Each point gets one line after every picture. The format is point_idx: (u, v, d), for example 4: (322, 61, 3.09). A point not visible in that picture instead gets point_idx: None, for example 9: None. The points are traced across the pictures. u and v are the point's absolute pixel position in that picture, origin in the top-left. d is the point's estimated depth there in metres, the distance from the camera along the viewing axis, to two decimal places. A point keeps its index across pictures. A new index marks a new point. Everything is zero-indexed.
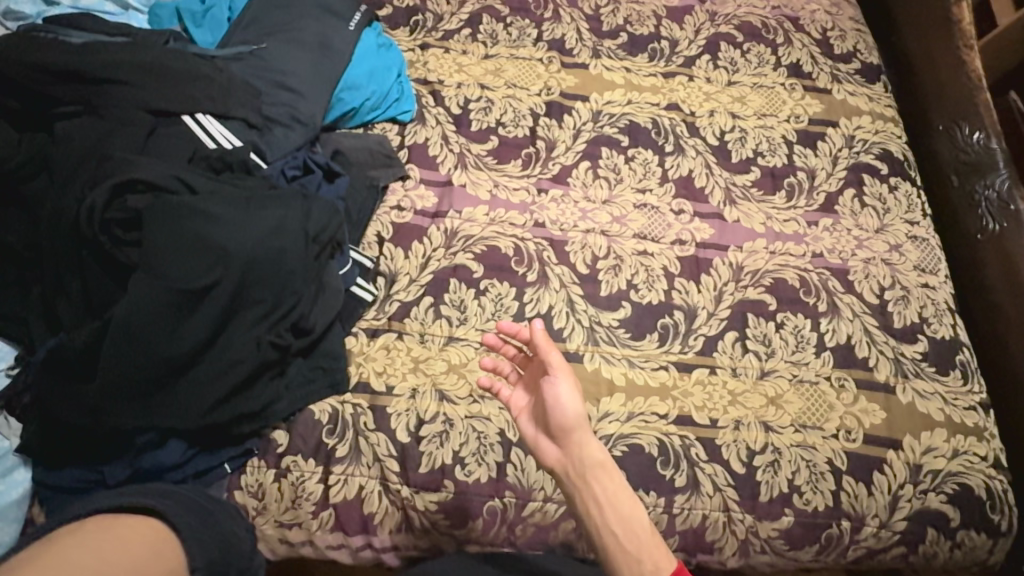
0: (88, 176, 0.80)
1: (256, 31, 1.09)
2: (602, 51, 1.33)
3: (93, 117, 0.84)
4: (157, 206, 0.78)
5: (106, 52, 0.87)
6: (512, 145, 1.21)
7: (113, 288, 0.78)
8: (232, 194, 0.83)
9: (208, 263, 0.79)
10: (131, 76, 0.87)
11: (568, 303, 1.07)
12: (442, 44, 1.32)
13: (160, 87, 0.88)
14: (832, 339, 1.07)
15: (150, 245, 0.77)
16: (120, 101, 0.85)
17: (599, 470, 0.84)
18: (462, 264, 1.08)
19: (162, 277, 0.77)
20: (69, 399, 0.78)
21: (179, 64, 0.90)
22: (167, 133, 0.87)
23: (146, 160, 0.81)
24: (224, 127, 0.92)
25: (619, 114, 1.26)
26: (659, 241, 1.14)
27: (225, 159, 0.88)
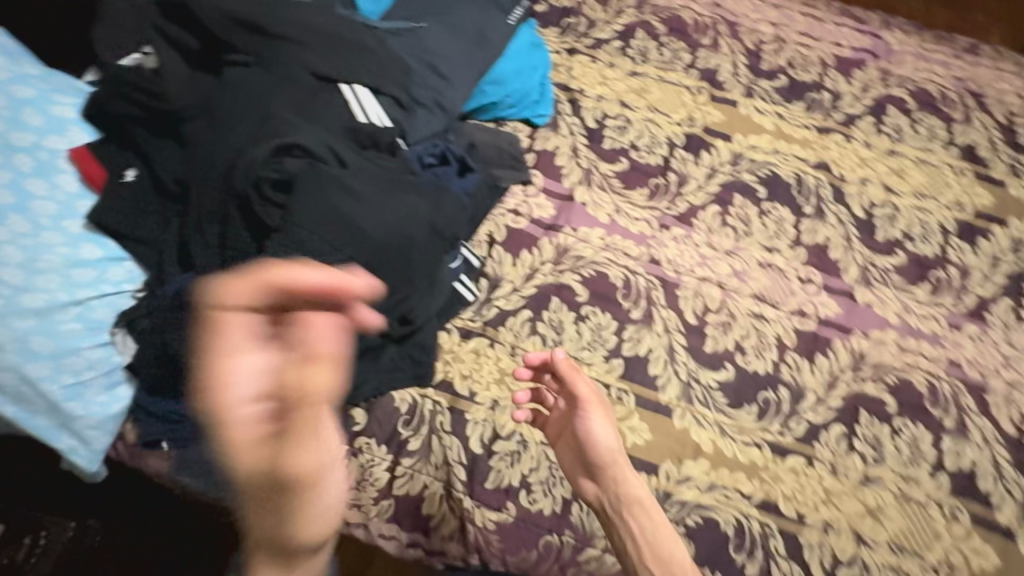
0: (249, 129, 0.80)
1: (418, 7, 1.08)
2: (756, 90, 1.25)
3: (260, 69, 0.85)
4: (308, 175, 0.77)
5: (286, 9, 0.88)
6: (642, 171, 1.15)
7: (247, 243, 0.79)
8: (376, 174, 0.82)
9: (342, 241, 0.77)
10: (304, 37, 0.87)
11: (669, 350, 1.01)
12: (590, 52, 1.28)
13: (328, 51, 0.88)
14: (953, 461, 0.96)
15: (292, 211, 0.76)
16: (287, 58, 0.86)
17: (638, 506, 0.86)
18: (567, 284, 1.04)
19: (297, 246, 0.75)
20: (189, 338, 0.80)
21: (349, 32, 0.90)
22: (324, 98, 0.86)
23: (304, 125, 0.81)
24: (377, 102, 0.91)
25: (761, 162, 1.18)
26: (778, 307, 1.06)
27: (374, 135, 0.86)
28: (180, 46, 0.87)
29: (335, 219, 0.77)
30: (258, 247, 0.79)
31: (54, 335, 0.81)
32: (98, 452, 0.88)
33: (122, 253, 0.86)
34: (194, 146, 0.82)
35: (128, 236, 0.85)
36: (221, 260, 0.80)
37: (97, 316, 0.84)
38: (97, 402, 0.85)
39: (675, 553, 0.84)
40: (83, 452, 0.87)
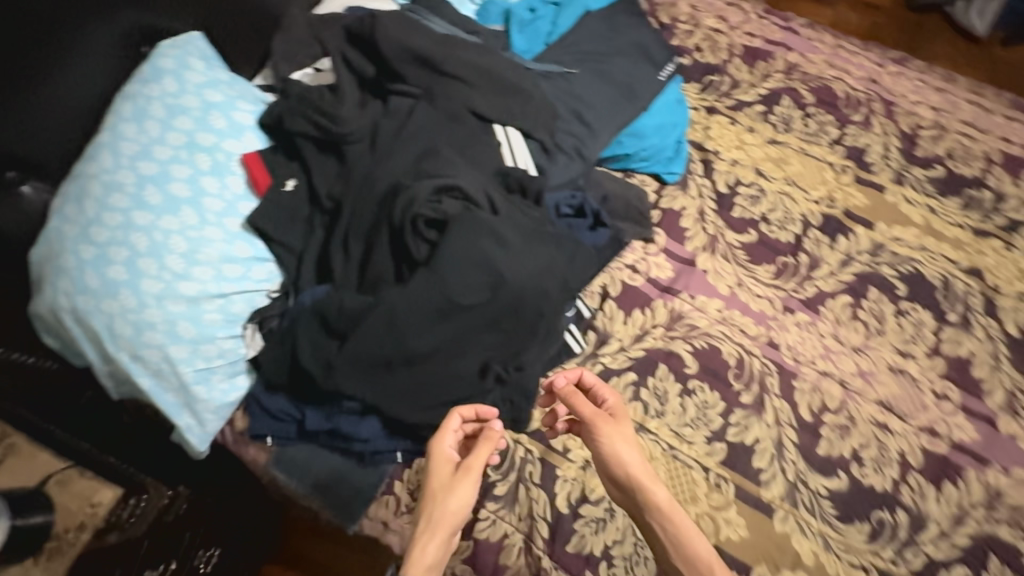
0: (410, 163, 0.85)
1: (571, 53, 1.09)
2: (907, 178, 1.16)
3: (426, 103, 0.89)
4: (464, 218, 0.81)
5: (457, 47, 0.91)
6: (771, 247, 1.10)
7: (391, 270, 0.83)
8: (523, 224, 0.85)
9: (482, 285, 0.81)
10: (471, 77, 0.90)
11: (777, 444, 0.95)
12: (730, 113, 1.24)
13: (490, 93, 0.91)
14: None
15: (444, 250, 0.80)
16: (452, 95, 0.89)
17: (659, 509, 0.85)
18: (677, 353, 1.00)
19: (441, 284, 0.80)
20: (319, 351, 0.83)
21: (511, 75, 0.92)
22: (479, 138, 0.89)
23: (464, 166, 0.85)
24: (526, 147, 0.92)
25: (903, 256, 1.09)
26: (905, 420, 0.97)
27: (522, 182, 0.88)
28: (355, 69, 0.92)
29: (479, 263, 0.81)
30: (401, 275, 0.83)
31: (197, 322, 0.87)
32: (208, 435, 0.92)
33: (266, 254, 0.91)
34: (356, 169, 0.87)
35: (276, 239, 0.89)
36: (361, 280, 0.85)
37: (235, 309, 0.89)
38: (219, 388, 0.90)
39: (703, 552, 0.83)
40: (195, 433, 0.91)
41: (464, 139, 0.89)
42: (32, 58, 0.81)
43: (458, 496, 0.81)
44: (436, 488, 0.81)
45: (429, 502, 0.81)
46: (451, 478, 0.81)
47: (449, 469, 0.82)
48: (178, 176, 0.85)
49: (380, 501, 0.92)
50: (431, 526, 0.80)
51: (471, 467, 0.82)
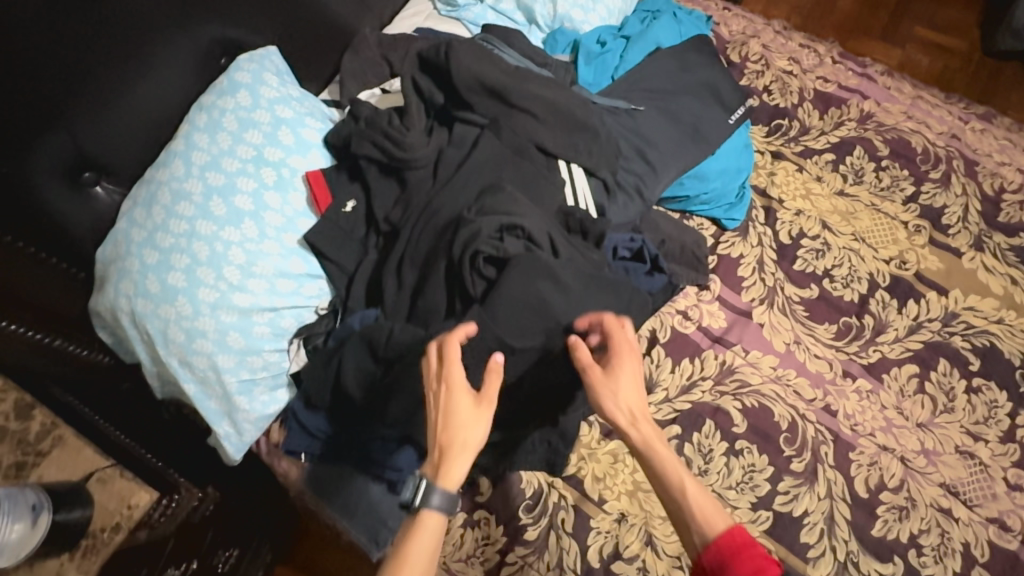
0: (472, 196, 0.84)
1: (639, 90, 1.07)
2: (986, 244, 1.09)
3: (492, 135, 0.87)
4: (526, 260, 0.78)
5: (528, 81, 0.89)
6: (833, 305, 1.04)
7: (443, 303, 0.82)
8: (583, 269, 0.82)
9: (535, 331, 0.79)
10: (539, 112, 0.88)
11: (829, 520, 0.89)
12: (797, 160, 1.19)
13: (559, 130, 0.89)
14: None
15: (501, 292, 0.78)
16: (519, 130, 0.88)
17: (668, 467, 0.70)
18: (725, 409, 0.96)
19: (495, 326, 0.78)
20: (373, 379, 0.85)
21: (580, 112, 0.90)
22: (542, 174, 0.88)
23: (527, 204, 0.82)
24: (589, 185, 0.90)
25: (979, 328, 1.02)
26: (972, 508, 0.90)
27: (584, 224, 0.86)
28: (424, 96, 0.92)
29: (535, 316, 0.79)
30: (453, 311, 0.82)
31: (247, 333, 0.87)
32: (244, 445, 0.92)
33: (319, 271, 0.91)
34: (418, 197, 0.86)
35: (333, 259, 0.90)
36: (414, 310, 0.84)
37: (284, 324, 0.90)
38: (260, 400, 0.91)
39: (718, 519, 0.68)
40: (232, 442, 0.91)
41: (528, 174, 0.87)
42: (121, 68, 0.82)
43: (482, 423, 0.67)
44: (453, 415, 0.66)
45: (442, 437, 0.66)
46: (471, 408, 0.67)
47: (469, 402, 0.67)
48: (244, 189, 0.86)
49: None
50: (446, 455, 0.66)
51: (487, 398, 0.68)
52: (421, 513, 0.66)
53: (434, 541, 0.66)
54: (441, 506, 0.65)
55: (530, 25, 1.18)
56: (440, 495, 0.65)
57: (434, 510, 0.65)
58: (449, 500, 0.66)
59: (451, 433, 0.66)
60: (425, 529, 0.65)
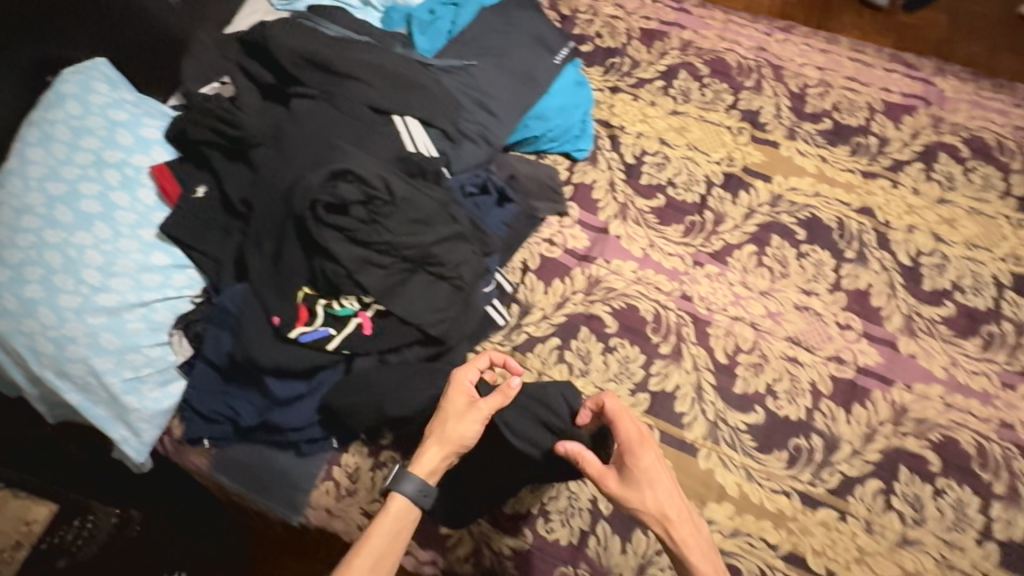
0: (308, 157, 0.88)
1: (471, 48, 1.15)
2: (799, 133, 1.25)
3: (325, 102, 0.93)
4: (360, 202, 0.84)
5: (351, 48, 0.96)
6: (678, 208, 1.17)
7: (300, 261, 0.86)
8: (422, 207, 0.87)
9: (392, 265, 0.86)
10: (364, 75, 0.94)
11: (697, 388, 1.00)
12: (632, 91, 1.31)
13: (388, 88, 0.95)
14: (1002, 530, 0.90)
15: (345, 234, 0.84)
16: (349, 94, 0.93)
17: (702, 564, 0.76)
18: (597, 315, 1.06)
19: (350, 267, 0.84)
20: (252, 344, 0.87)
21: (406, 71, 0.97)
22: (379, 129, 0.93)
23: (358, 154, 0.87)
24: (427, 135, 0.96)
25: (801, 204, 1.17)
26: (814, 352, 1.04)
27: (422, 165, 0.91)
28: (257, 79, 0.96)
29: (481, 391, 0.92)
30: (310, 265, 0.86)
31: (121, 333, 0.89)
32: (145, 444, 0.93)
33: (186, 261, 0.94)
34: (261, 169, 0.90)
35: (193, 246, 0.92)
36: (274, 275, 0.87)
37: (159, 317, 0.92)
38: (151, 397, 0.92)
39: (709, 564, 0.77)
40: (132, 444, 0.93)
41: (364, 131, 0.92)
42: None
43: (466, 425, 0.82)
44: (447, 411, 0.83)
45: (436, 424, 0.83)
46: (469, 407, 0.84)
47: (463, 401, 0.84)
48: (89, 194, 0.88)
49: (321, 488, 0.94)
50: (425, 443, 0.83)
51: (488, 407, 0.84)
52: (392, 495, 0.80)
53: (399, 527, 0.80)
54: (409, 493, 0.80)
55: (365, 6, 1.24)
56: (411, 481, 0.80)
57: (403, 494, 0.80)
58: (419, 490, 0.80)
59: (442, 422, 0.83)
60: (390, 511, 0.80)
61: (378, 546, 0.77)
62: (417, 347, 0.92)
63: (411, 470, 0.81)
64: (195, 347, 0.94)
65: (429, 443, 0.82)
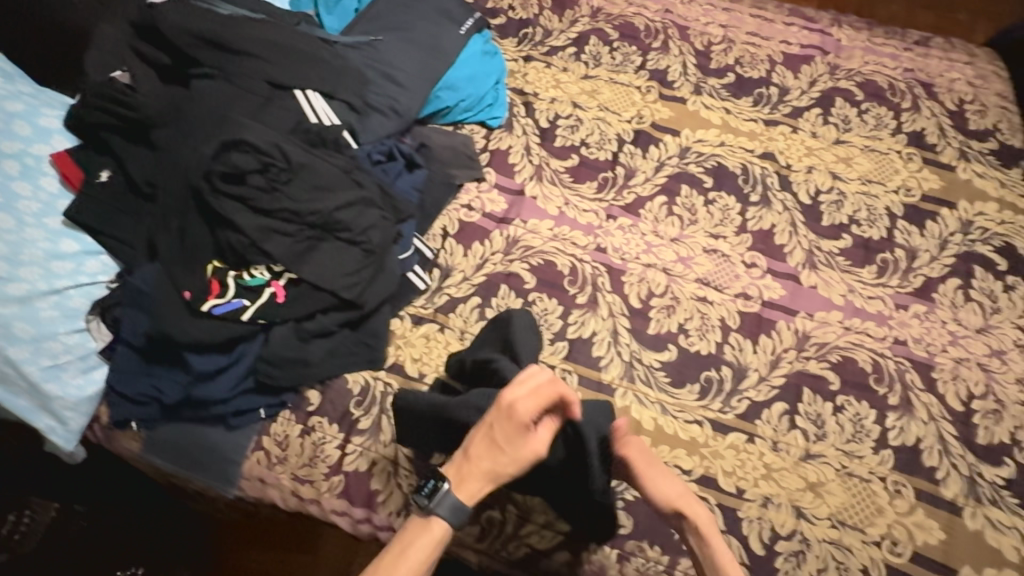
0: (203, 132, 0.91)
1: (377, 23, 1.17)
2: (704, 88, 1.30)
3: (220, 79, 0.96)
4: (256, 169, 0.89)
5: (245, 26, 0.99)
6: (591, 167, 1.21)
7: (205, 233, 0.90)
8: (322, 173, 0.92)
9: (298, 232, 0.91)
10: (256, 49, 0.98)
11: (612, 332, 1.05)
12: (545, 59, 1.34)
13: (285, 62, 0.99)
14: (896, 437, 0.96)
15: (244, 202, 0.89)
16: (247, 71, 0.98)
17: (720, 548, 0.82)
18: (516, 273, 1.09)
19: (253, 235, 0.88)
20: (166, 319, 0.88)
21: (303, 46, 1.01)
22: (278, 103, 0.98)
23: (254, 125, 0.91)
24: (327, 105, 1.01)
25: (707, 154, 1.22)
26: (722, 291, 1.09)
27: (322, 134, 0.97)
28: (151, 61, 0.99)
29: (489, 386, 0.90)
30: (215, 237, 0.90)
31: (34, 321, 0.90)
32: (74, 432, 0.95)
33: (97, 247, 0.95)
34: (162, 148, 0.92)
35: (104, 232, 0.93)
36: (182, 250, 0.90)
37: (74, 304, 0.93)
38: (74, 383, 0.93)
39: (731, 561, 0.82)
40: (59, 432, 0.94)
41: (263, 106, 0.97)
42: None
43: (517, 464, 0.78)
44: (496, 443, 0.78)
45: (483, 459, 0.78)
46: (526, 439, 0.78)
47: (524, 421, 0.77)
48: None
49: (252, 458, 0.96)
50: (468, 473, 0.79)
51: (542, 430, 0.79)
52: (430, 517, 0.78)
53: (431, 546, 0.77)
54: (445, 515, 0.78)
55: None
56: (451, 504, 0.78)
57: (440, 516, 0.78)
58: (453, 510, 0.78)
59: (487, 448, 0.79)
60: (432, 533, 0.78)
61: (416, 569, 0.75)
62: (335, 313, 0.95)
63: (452, 495, 0.78)
64: (113, 331, 0.95)
65: (472, 475, 0.78)
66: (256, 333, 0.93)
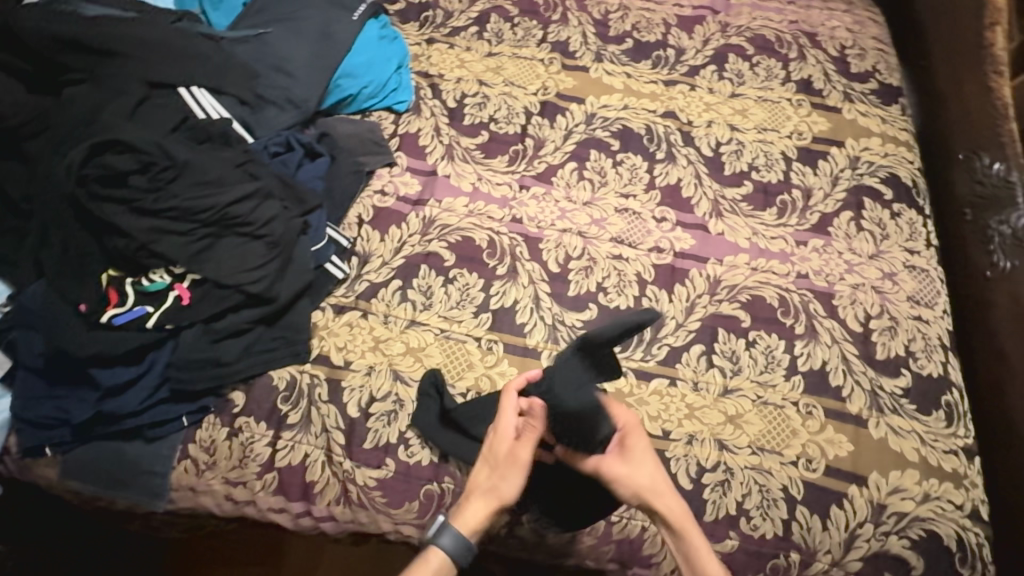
0: (77, 137, 0.92)
1: (265, 16, 1.16)
2: (605, 55, 1.33)
3: (94, 83, 0.97)
4: (137, 170, 0.90)
5: (113, 28, 1.00)
6: (502, 141, 1.22)
7: (90, 239, 0.89)
8: (207, 166, 0.93)
9: (192, 231, 0.91)
10: (129, 49, 0.99)
11: (534, 299, 1.07)
12: (448, 40, 1.34)
13: (160, 60, 1.00)
14: (805, 363, 1.03)
15: (128, 203, 0.89)
16: (117, 73, 0.98)
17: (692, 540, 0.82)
18: (435, 252, 1.10)
19: (142, 237, 0.88)
20: (65, 336, 0.86)
21: (180, 44, 1.02)
22: (157, 102, 0.99)
23: (129, 126, 0.92)
24: (214, 101, 1.03)
25: (613, 118, 1.25)
26: (636, 247, 1.13)
27: (207, 129, 0.98)
28: (15, 71, 0.98)
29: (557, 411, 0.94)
30: (103, 245, 0.90)
31: None
32: None
33: None
34: (35, 160, 0.92)
35: None
36: (69, 261, 0.89)
37: None
38: None
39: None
40: None
41: (140, 107, 0.97)
42: None
43: (509, 480, 0.81)
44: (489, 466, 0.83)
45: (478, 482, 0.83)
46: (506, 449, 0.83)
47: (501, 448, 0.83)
48: None
49: (179, 468, 0.94)
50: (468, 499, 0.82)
51: (523, 445, 0.82)
52: (430, 550, 0.79)
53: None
54: (449, 547, 0.78)
55: None
56: (449, 536, 0.79)
57: (439, 547, 0.78)
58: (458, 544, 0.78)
59: (486, 476, 0.83)
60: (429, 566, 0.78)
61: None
62: (245, 310, 0.94)
63: (450, 524, 0.80)
64: (13, 356, 0.91)
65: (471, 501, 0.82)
66: (165, 340, 0.92)
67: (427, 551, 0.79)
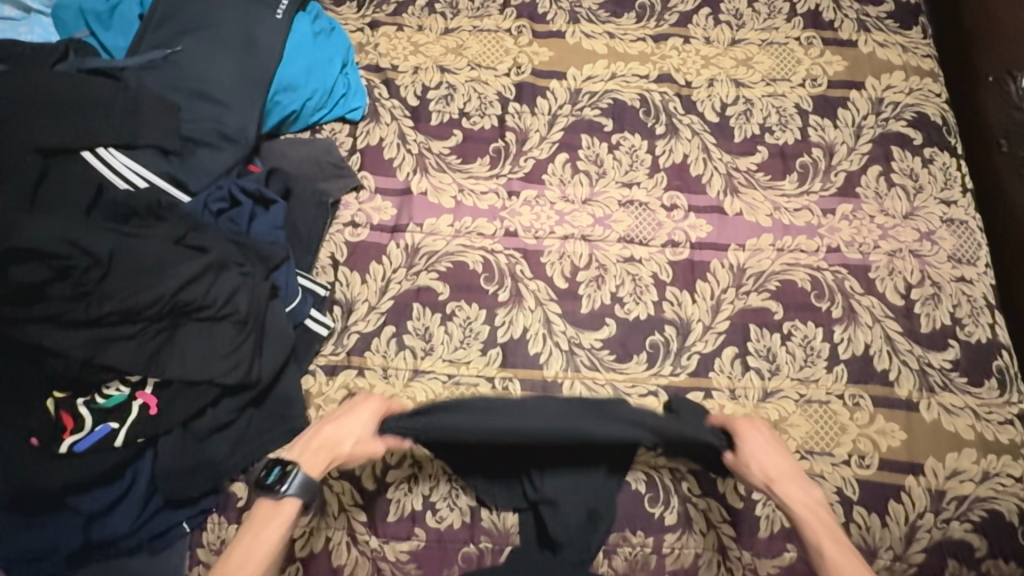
0: None
1: (169, 29, 0.95)
2: (580, 14, 1.14)
3: None
4: (54, 277, 0.76)
5: None
6: (478, 140, 1.05)
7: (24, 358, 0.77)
8: (141, 248, 0.80)
9: (141, 330, 0.79)
10: (16, 110, 0.83)
11: (545, 323, 0.96)
12: (394, 20, 1.13)
13: (53, 123, 0.83)
14: (846, 349, 0.94)
15: (53, 317, 0.75)
16: (6, 144, 0.81)
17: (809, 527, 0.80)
18: (426, 286, 0.96)
19: (80, 351, 0.76)
20: (20, 474, 0.75)
21: (75, 96, 0.85)
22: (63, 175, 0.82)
23: (34, 220, 0.77)
24: (131, 159, 0.87)
25: (601, 92, 1.09)
26: (648, 244, 1.00)
27: (131, 198, 0.84)
28: None
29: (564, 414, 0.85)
30: (41, 365, 0.76)
31: None
32: None
33: None
34: None
35: None
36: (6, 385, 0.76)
37: None
38: None
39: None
40: None
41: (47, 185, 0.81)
42: None
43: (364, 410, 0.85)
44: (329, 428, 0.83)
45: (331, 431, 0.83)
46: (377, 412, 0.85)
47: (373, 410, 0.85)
48: None
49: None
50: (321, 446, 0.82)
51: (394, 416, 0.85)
52: (281, 499, 0.78)
53: (279, 531, 0.76)
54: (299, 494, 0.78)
55: (28, 15, 0.98)
56: (302, 480, 0.78)
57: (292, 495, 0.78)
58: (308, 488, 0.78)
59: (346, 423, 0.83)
60: (283, 514, 0.77)
61: (270, 553, 0.74)
62: (226, 400, 0.83)
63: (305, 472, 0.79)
64: None
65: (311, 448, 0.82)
66: (143, 450, 0.81)
67: (279, 500, 0.78)
